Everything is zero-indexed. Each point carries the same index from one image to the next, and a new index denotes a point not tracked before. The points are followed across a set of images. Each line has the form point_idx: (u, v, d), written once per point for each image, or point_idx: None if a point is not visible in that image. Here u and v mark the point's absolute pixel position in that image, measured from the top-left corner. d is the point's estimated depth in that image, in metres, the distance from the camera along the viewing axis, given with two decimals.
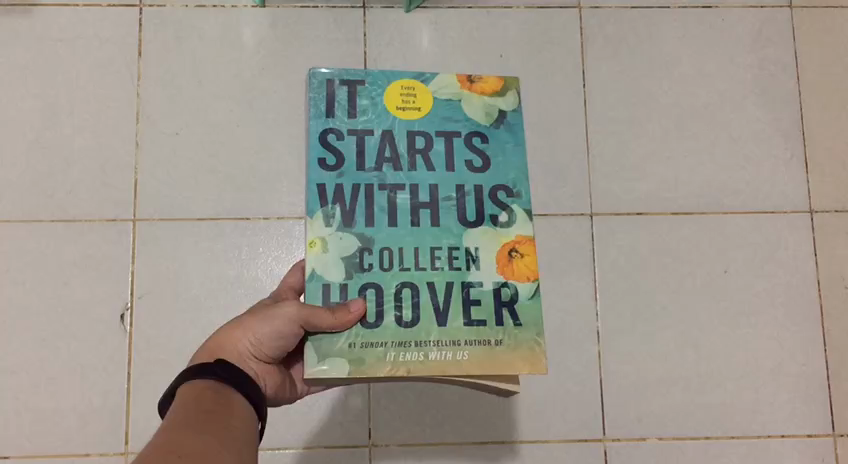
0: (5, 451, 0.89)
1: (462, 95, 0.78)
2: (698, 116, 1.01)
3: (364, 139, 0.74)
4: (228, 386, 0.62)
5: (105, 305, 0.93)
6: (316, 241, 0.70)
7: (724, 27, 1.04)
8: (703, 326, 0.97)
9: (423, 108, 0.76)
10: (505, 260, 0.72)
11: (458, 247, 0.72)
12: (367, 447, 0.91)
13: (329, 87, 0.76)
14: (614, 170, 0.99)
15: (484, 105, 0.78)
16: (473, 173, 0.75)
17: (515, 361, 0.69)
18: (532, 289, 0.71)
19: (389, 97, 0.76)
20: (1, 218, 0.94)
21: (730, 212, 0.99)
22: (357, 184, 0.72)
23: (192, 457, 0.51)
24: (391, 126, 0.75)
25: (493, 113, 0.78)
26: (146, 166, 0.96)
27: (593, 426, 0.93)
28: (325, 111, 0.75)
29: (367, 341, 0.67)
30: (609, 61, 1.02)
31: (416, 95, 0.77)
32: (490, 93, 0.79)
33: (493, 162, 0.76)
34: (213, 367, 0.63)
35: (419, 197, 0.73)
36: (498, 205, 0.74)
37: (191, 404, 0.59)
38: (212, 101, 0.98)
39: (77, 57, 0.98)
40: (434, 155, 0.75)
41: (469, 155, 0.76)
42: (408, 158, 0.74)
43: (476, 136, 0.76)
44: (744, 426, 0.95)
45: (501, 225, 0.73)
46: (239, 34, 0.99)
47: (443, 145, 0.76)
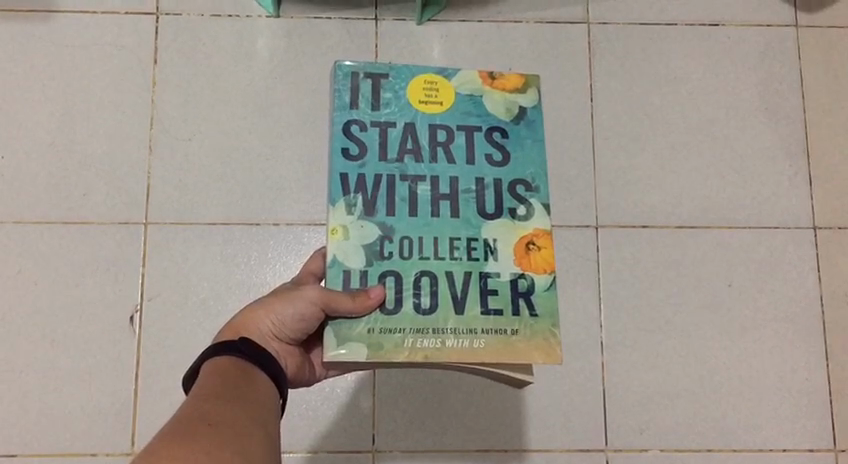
0: (13, 449, 0.90)
1: (484, 91, 0.78)
2: (704, 132, 1.03)
3: (386, 131, 0.75)
4: (250, 363, 0.64)
5: (115, 307, 0.94)
6: (338, 228, 0.71)
7: (730, 45, 1.05)
8: (707, 340, 0.97)
9: (445, 103, 0.77)
10: (523, 252, 0.73)
11: (476, 238, 0.73)
12: (370, 452, 0.92)
13: (353, 79, 0.77)
14: (619, 184, 1.00)
15: (506, 101, 0.79)
16: (493, 167, 0.75)
17: (530, 351, 0.69)
18: (549, 282, 0.72)
19: (412, 92, 0.77)
20: (14, 218, 0.95)
21: (734, 227, 1.00)
22: (379, 174, 0.73)
23: (222, 427, 0.55)
24: (414, 119, 0.76)
25: (514, 109, 0.79)
26: (160, 170, 0.97)
27: (596, 436, 0.94)
28: (349, 102, 0.76)
29: (386, 327, 0.68)
30: (617, 76, 1.03)
31: (439, 89, 0.78)
32: (511, 90, 0.79)
33: (513, 157, 0.76)
34: (236, 344, 0.65)
35: (440, 189, 0.74)
36: (516, 198, 0.75)
37: (216, 377, 0.62)
38: (226, 108, 0.99)
39: (94, 63, 1.00)
40: (455, 148, 0.76)
41: (490, 148, 0.76)
42: (430, 150, 0.75)
43: (496, 131, 0.77)
44: (746, 440, 0.95)
45: (519, 218, 0.74)
46: (253, 44, 1.01)
47: (464, 139, 0.76)
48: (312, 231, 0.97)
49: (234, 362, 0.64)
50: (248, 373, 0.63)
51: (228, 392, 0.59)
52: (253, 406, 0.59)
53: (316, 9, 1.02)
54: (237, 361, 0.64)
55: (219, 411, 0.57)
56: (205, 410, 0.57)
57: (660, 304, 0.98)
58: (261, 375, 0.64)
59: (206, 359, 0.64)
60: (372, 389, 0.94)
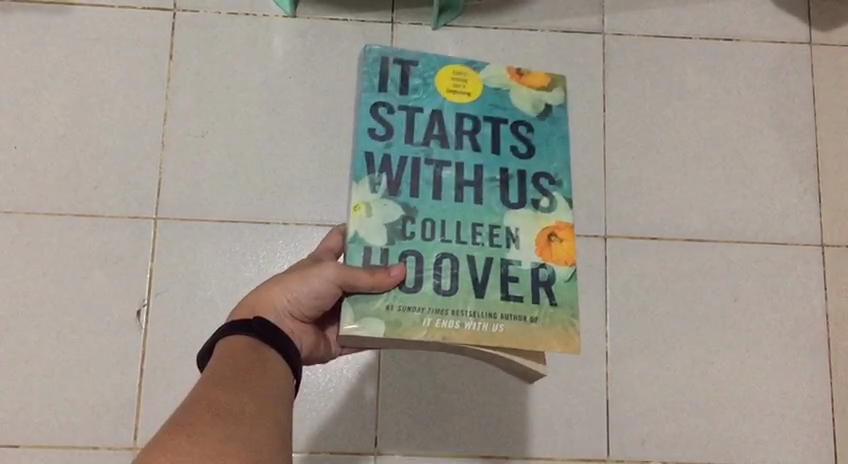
0: (15, 439, 0.90)
1: (511, 86, 0.75)
2: (715, 146, 1.03)
3: (413, 115, 0.71)
4: (265, 344, 0.63)
5: (122, 301, 0.94)
6: (360, 205, 0.67)
7: (744, 60, 1.05)
8: (712, 354, 0.97)
9: (473, 93, 0.74)
10: (544, 243, 0.69)
11: (499, 226, 0.69)
12: (372, 454, 0.92)
13: (384, 64, 0.73)
14: (629, 195, 1.00)
15: (531, 97, 0.75)
16: (518, 159, 0.72)
17: (548, 339, 0.66)
18: (570, 273, 0.69)
19: (439, 80, 0.73)
20: (25, 209, 0.96)
21: (741, 242, 1.00)
22: (404, 156, 0.70)
23: (227, 420, 0.54)
24: (441, 106, 0.72)
25: (539, 106, 0.75)
26: (171, 166, 0.98)
27: (598, 446, 0.94)
28: (378, 84, 0.72)
29: (405, 305, 0.64)
30: (630, 88, 1.03)
31: (466, 80, 0.74)
32: (537, 87, 0.76)
33: (538, 150, 0.73)
34: (250, 323, 0.64)
35: (464, 175, 0.70)
36: (540, 190, 0.71)
37: (228, 361, 0.60)
38: (239, 106, 1.00)
39: (110, 56, 1.00)
40: (480, 137, 0.72)
41: (515, 140, 0.72)
42: (456, 138, 0.72)
43: (522, 125, 0.73)
44: (748, 454, 0.95)
45: (542, 209, 0.71)
46: (269, 43, 1.02)
47: (489, 128, 0.72)
48: (321, 232, 0.97)
49: (246, 342, 0.63)
50: (264, 355, 0.62)
51: (239, 377, 0.58)
52: (264, 390, 0.59)
53: (333, 11, 1.03)
54: (252, 340, 0.63)
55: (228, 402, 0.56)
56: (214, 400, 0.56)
57: (666, 316, 0.98)
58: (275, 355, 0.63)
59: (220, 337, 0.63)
60: (377, 391, 0.94)
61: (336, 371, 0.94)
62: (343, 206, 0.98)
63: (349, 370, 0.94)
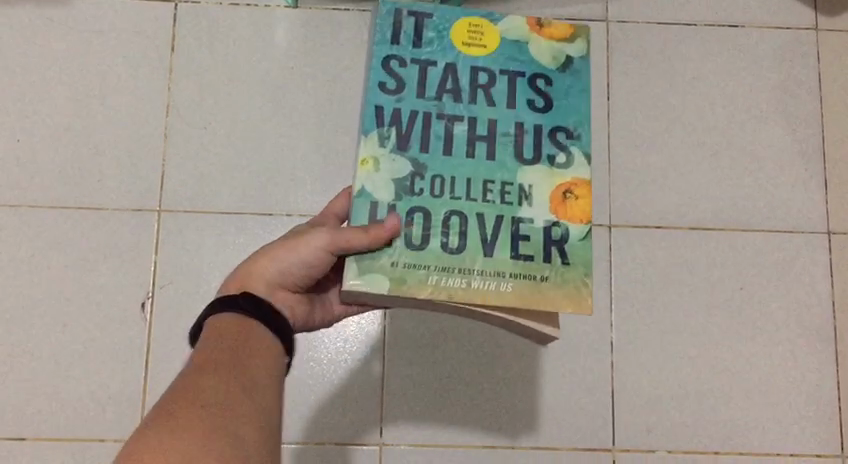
0: (23, 432, 0.90)
1: (530, 38, 0.66)
2: (721, 133, 1.02)
3: (426, 69, 0.64)
4: (252, 319, 0.61)
5: (127, 293, 0.94)
6: (368, 160, 0.62)
7: (749, 46, 1.05)
8: (717, 342, 0.97)
9: (489, 47, 0.65)
10: (559, 200, 0.63)
11: (512, 183, 0.63)
12: (376, 444, 0.92)
13: (396, 16, 0.65)
14: (634, 183, 1.00)
15: (552, 48, 0.66)
16: (534, 113, 0.64)
17: (559, 300, 0.60)
18: (584, 232, 0.62)
19: (456, 31, 0.65)
20: (29, 202, 0.96)
21: (747, 230, 1.00)
22: (414, 111, 0.63)
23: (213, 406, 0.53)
24: (457, 59, 0.65)
25: (559, 57, 0.66)
26: (174, 158, 0.98)
27: (603, 436, 0.94)
28: (390, 36, 0.64)
29: (411, 261, 0.60)
30: (634, 75, 1.03)
31: (483, 31, 0.65)
32: (558, 38, 0.66)
33: (557, 104, 0.65)
34: (237, 300, 0.61)
35: (477, 129, 0.63)
36: (557, 145, 0.64)
37: (212, 345, 0.58)
38: (242, 97, 0.99)
39: (111, 48, 1.00)
40: (496, 91, 0.64)
41: (532, 93, 0.65)
42: (469, 91, 0.64)
43: (540, 78, 0.65)
44: (754, 443, 0.95)
45: (558, 166, 0.63)
46: (271, 34, 1.01)
47: (505, 84, 0.65)
48: None
49: (231, 320, 0.60)
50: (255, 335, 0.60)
51: (229, 360, 0.57)
52: (254, 374, 0.57)
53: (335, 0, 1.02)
54: (241, 319, 0.60)
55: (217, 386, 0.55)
56: (201, 386, 0.54)
57: (670, 305, 0.97)
58: (259, 330, 0.60)
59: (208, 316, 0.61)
60: (381, 383, 0.94)
61: (341, 364, 0.94)
62: None
63: (354, 362, 0.94)
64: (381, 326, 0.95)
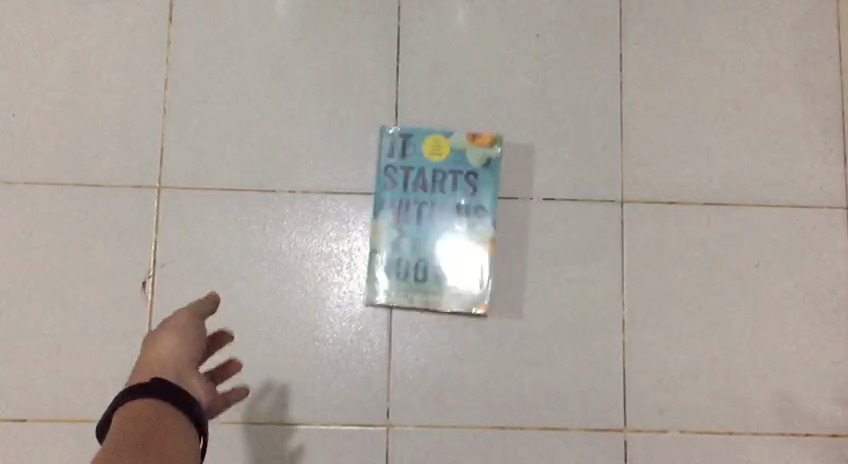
0: (24, 414, 0.89)
1: (468, 146, 0.95)
2: (737, 105, 0.99)
3: (399, 178, 0.95)
4: (165, 405, 0.58)
5: (127, 273, 0.92)
6: None
7: (768, 14, 1.01)
8: (732, 321, 0.95)
9: (442, 154, 0.95)
10: (481, 250, 0.94)
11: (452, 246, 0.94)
12: (383, 425, 0.91)
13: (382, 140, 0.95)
14: (647, 158, 0.97)
15: (485, 152, 0.95)
16: (468, 200, 0.94)
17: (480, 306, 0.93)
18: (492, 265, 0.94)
19: (423, 145, 0.95)
20: (25, 180, 0.93)
21: (764, 205, 0.97)
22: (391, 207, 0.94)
23: None
24: (419, 166, 0.95)
25: (486, 155, 0.95)
26: (174, 133, 0.95)
27: (614, 416, 0.92)
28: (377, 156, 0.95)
29: None
30: (648, 45, 0.99)
31: (438, 142, 0.95)
32: (488, 142, 0.95)
33: (484, 189, 0.95)
34: (149, 385, 0.59)
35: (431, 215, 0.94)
36: (480, 218, 0.94)
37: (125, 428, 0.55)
38: (242, 70, 0.96)
39: (107, 20, 0.97)
40: (443, 186, 0.95)
41: (467, 186, 0.95)
42: (426, 187, 0.95)
43: (473, 175, 0.95)
44: (768, 423, 0.93)
45: (481, 232, 0.94)
46: (271, 3, 0.98)
47: (450, 179, 0.95)
48: (328, 200, 0.95)
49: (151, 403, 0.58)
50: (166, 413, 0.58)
51: (141, 449, 0.53)
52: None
53: None
54: (159, 403, 0.58)
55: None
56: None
57: (683, 283, 0.95)
58: (185, 420, 0.58)
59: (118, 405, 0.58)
60: (387, 363, 0.92)
61: (345, 344, 0.92)
62: (350, 173, 0.95)
63: (359, 342, 0.93)
64: (386, 305, 0.93)
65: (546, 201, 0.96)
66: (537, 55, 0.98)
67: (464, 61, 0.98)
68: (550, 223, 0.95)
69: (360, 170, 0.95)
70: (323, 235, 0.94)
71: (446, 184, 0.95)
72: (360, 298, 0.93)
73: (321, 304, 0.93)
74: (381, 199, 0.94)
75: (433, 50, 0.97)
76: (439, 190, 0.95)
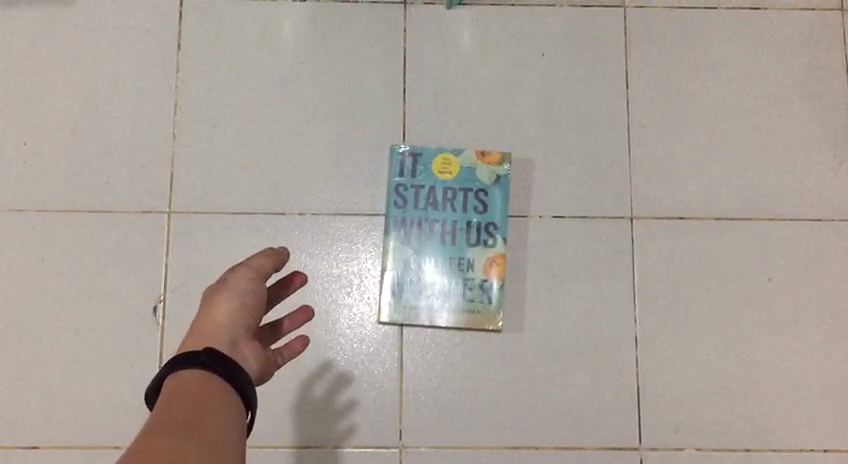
0: (35, 441, 0.89)
1: (477, 164, 0.95)
2: (745, 119, 0.99)
3: (413, 193, 0.95)
4: (216, 378, 0.60)
5: (139, 298, 0.92)
6: None
7: (773, 29, 1.01)
8: (746, 336, 0.94)
9: (452, 171, 0.95)
10: (489, 267, 0.94)
11: (462, 260, 0.94)
12: (397, 447, 0.90)
13: (397, 157, 0.96)
14: (656, 174, 0.97)
15: (491, 171, 0.95)
16: (478, 215, 0.94)
17: (487, 324, 0.93)
18: (501, 285, 0.93)
19: (434, 164, 0.95)
20: (37, 207, 0.94)
21: (774, 218, 0.96)
22: (404, 222, 0.94)
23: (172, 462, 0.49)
24: (432, 183, 0.95)
25: (493, 175, 0.95)
26: (184, 158, 0.96)
27: (630, 435, 0.91)
28: (392, 172, 0.95)
29: None
30: (654, 62, 0.99)
31: (449, 161, 0.95)
32: (495, 162, 0.95)
33: (492, 207, 0.95)
34: (199, 356, 0.61)
35: (442, 229, 0.94)
36: (489, 234, 0.94)
37: (172, 403, 0.56)
38: (251, 94, 0.97)
39: (117, 47, 0.98)
40: (454, 202, 0.95)
41: (476, 203, 0.95)
42: (438, 203, 0.95)
43: (482, 192, 0.95)
44: (786, 439, 0.92)
45: (489, 248, 0.94)
46: (278, 28, 0.99)
47: (461, 196, 0.95)
48: (337, 221, 0.95)
49: (197, 376, 0.59)
50: (210, 386, 0.59)
51: (186, 428, 0.53)
52: (216, 446, 0.53)
53: None
54: (207, 376, 0.60)
55: (177, 448, 0.51)
56: (158, 447, 0.51)
57: (696, 298, 0.94)
58: (232, 394, 0.59)
59: (166, 376, 0.60)
60: (398, 384, 0.92)
61: (356, 365, 0.92)
62: (359, 194, 0.95)
63: (370, 363, 0.92)
64: (397, 326, 0.93)
65: (556, 219, 0.95)
66: (543, 73, 0.98)
67: (471, 82, 0.98)
68: (560, 241, 0.95)
69: (368, 192, 0.95)
70: (332, 256, 0.94)
71: (455, 202, 0.95)
72: (371, 319, 0.93)
73: (331, 326, 0.93)
74: (391, 219, 0.94)
75: (440, 71, 0.98)
76: (449, 207, 0.95)
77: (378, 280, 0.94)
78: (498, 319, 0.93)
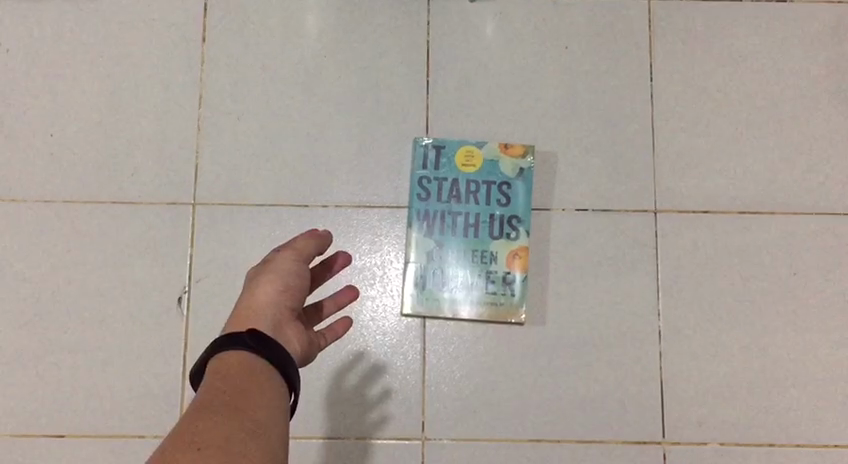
0: (61, 429, 0.90)
1: (500, 157, 0.95)
2: (770, 113, 0.98)
3: (438, 185, 0.95)
4: (259, 359, 0.62)
5: (163, 289, 0.93)
6: None
7: (799, 22, 1.00)
8: (770, 331, 0.93)
9: (476, 165, 0.95)
10: (512, 259, 0.93)
11: (485, 251, 0.94)
12: (419, 439, 0.90)
13: (423, 150, 0.96)
14: (679, 167, 0.96)
15: (514, 164, 0.95)
16: (501, 207, 0.94)
17: (509, 313, 0.92)
18: (523, 276, 0.93)
19: (458, 156, 0.95)
20: (63, 198, 0.95)
21: (799, 212, 0.96)
22: (429, 212, 0.94)
23: (213, 447, 0.52)
24: (456, 175, 0.95)
25: (515, 169, 0.95)
26: (208, 150, 0.96)
27: (652, 429, 0.91)
28: (418, 164, 0.95)
29: None
30: (678, 55, 0.99)
31: (473, 154, 0.96)
32: (518, 155, 0.95)
33: (515, 200, 0.95)
34: (242, 337, 0.62)
35: (466, 220, 0.95)
36: (512, 226, 0.94)
37: (216, 385, 0.58)
38: (274, 87, 0.98)
39: (142, 40, 0.99)
40: (478, 195, 0.95)
41: (500, 196, 0.95)
42: (462, 195, 0.95)
43: (505, 185, 0.95)
44: (810, 434, 0.91)
45: (512, 240, 0.94)
46: (302, 21, 0.99)
47: (484, 189, 0.95)
48: (360, 213, 0.95)
49: (242, 358, 0.61)
50: (252, 368, 0.61)
51: (230, 411, 0.56)
52: (257, 428, 0.55)
53: None
54: (250, 358, 0.61)
55: (220, 431, 0.53)
56: (202, 430, 0.53)
57: (719, 292, 0.94)
58: (274, 376, 0.61)
59: (213, 356, 0.62)
60: (421, 376, 0.92)
61: (379, 357, 0.93)
62: (382, 187, 0.96)
63: (393, 355, 0.93)
64: (420, 319, 0.93)
65: (578, 212, 0.95)
66: (566, 66, 0.98)
67: (494, 75, 0.98)
68: (583, 234, 0.95)
69: (391, 185, 0.96)
70: (355, 248, 0.94)
71: (479, 195, 0.95)
72: (393, 311, 0.94)
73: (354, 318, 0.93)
74: (416, 210, 0.94)
75: (463, 64, 0.98)
76: (472, 200, 0.95)
77: (401, 272, 0.94)
78: (521, 311, 0.93)
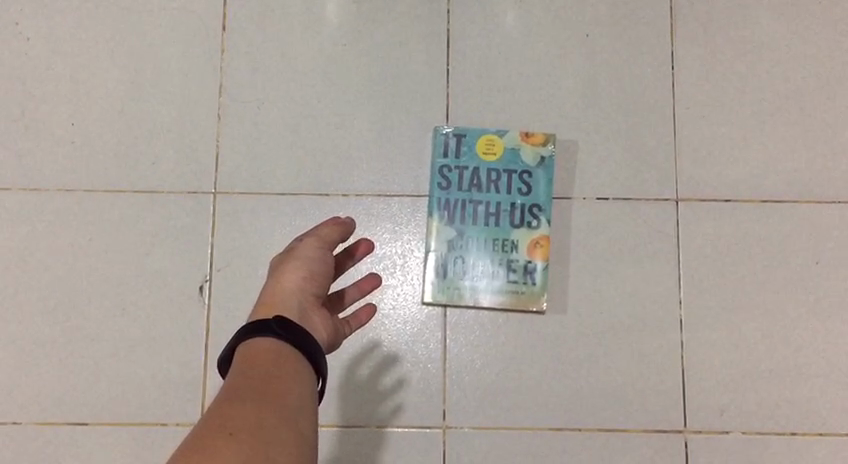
0: (85, 417, 0.90)
1: (521, 145, 0.95)
2: (792, 101, 0.97)
3: (459, 174, 0.95)
4: (287, 346, 0.62)
5: (185, 278, 0.93)
6: None
7: (822, 9, 0.99)
8: (792, 319, 0.93)
9: (497, 153, 0.95)
10: (532, 247, 0.93)
11: (506, 240, 0.94)
12: (440, 427, 0.90)
13: (444, 138, 0.95)
14: (701, 156, 0.96)
15: (534, 153, 0.95)
16: (522, 196, 0.94)
17: (530, 301, 0.92)
18: (544, 264, 0.93)
19: (479, 145, 0.95)
20: (85, 187, 0.95)
21: (822, 201, 0.95)
22: (450, 201, 0.94)
23: (247, 432, 0.52)
24: (477, 164, 0.95)
25: (536, 157, 0.95)
26: (228, 139, 0.96)
27: (674, 417, 0.91)
28: (439, 153, 0.95)
29: None
30: (700, 43, 0.98)
31: (494, 142, 0.95)
32: (538, 143, 0.95)
33: (536, 188, 0.94)
34: (270, 324, 0.62)
35: (487, 209, 0.94)
36: (533, 215, 0.94)
37: (246, 372, 0.58)
38: (295, 76, 0.97)
39: (162, 29, 0.99)
40: (499, 184, 0.95)
41: (521, 184, 0.94)
42: (483, 184, 0.95)
43: (525, 173, 0.94)
44: (832, 423, 0.91)
45: (533, 228, 0.94)
46: (322, 10, 0.99)
47: (505, 177, 0.95)
48: (380, 202, 0.95)
49: (270, 345, 0.61)
50: (280, 355, 0.61)
51: (260, 396, 0.56)
52: (288, 414, 0.56)
53: None
54: (278, 345, 0.61)
55: (252, 417, 0.54)
56: (234, 415, 0.53)
57: (741, 281, 0.94)
58: (302, 362, 0.62)
59: (241, 342, 0.62)
60: (441, 365, 0.92)
61: (400, 346, 0.93)
62: (403, 175, 0.96)
63: (414, 344, 0.93)
64: (440, 307, 0.93)
65: (599, 200, 0.95)
66: (588, 54, 0.98)
67: (515, 63, 0.98)
68: (605, 223, 0.94)
69: (412, 173, 0.96)
70: (376, 237, 0.94)
71: (500, 183, 0.95)
72: (414, 299, 0.94)
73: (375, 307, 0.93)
74: (437, 198, 0.94)
75: (484, 53, 0.98)
76: (493, 189, 0.95)
77: (421, 261, 0.94)
78: (542, 300, 0.92)
